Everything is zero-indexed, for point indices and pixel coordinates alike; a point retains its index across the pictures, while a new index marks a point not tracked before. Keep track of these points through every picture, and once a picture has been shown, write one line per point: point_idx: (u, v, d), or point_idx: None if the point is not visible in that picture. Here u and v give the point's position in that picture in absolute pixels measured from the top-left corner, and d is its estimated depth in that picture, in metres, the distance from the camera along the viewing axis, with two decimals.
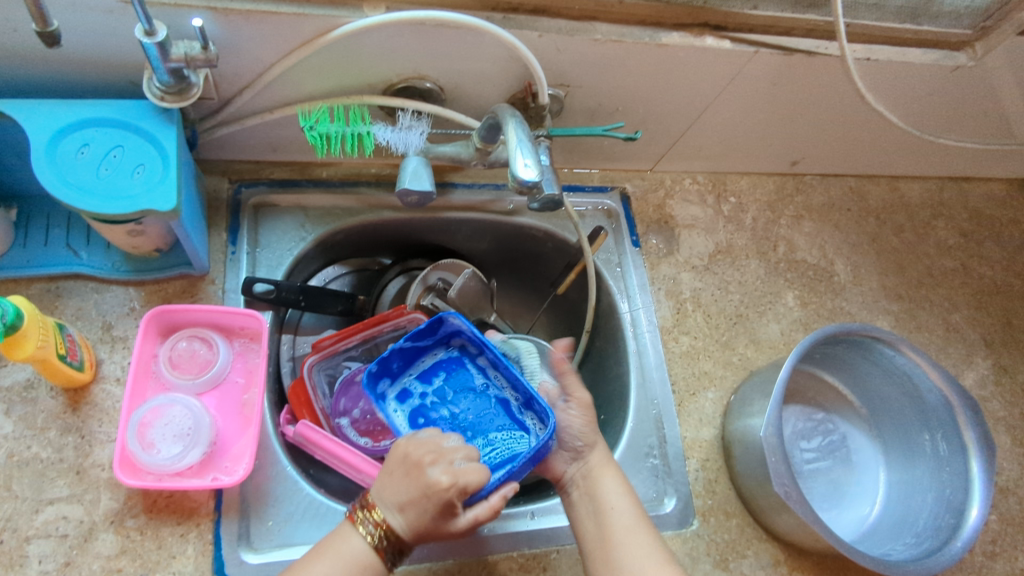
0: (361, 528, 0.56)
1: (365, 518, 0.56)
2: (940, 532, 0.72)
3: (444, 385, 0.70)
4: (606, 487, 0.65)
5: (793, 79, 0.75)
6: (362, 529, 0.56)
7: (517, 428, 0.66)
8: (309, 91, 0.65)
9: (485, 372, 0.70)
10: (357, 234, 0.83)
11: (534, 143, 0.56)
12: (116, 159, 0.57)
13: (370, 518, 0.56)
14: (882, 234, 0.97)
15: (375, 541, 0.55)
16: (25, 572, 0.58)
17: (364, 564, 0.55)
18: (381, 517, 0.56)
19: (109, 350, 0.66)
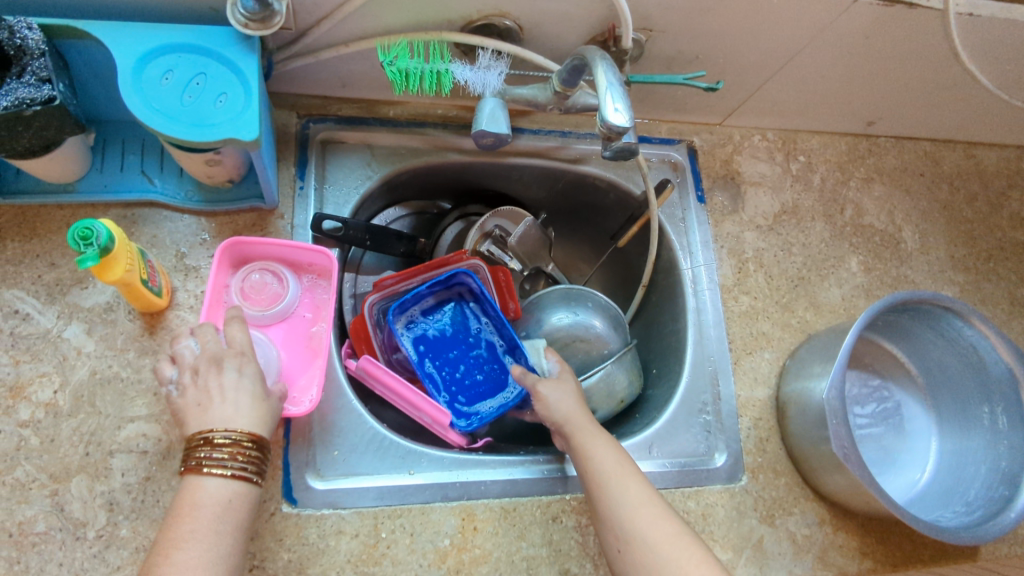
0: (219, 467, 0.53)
1: (208, 456, 0.54)
2: (992, 503, 0.71)
3: (444, 321, 0.80)
4: (585, 437, 0.62)
5: (886, 32, 0.71)
6: (219, 470, 0.53)
7: (499, 369, 0.79)
8: (387, 24, 0.64)
9: (480, 315, 0.81)
10: (420, 175, 0.82)
11: (624, 87, 0.54)
12: (199, 86, 0.56)
13: (214, 450, 0.54)
14: (955, 202, 0.93)
15: (233, 465, 0.54)
16: (109, 483, 0.61)
17: (225, 501, 0.53)
18: (224, 432, 0.55)
19: (183, 279, 0.68)
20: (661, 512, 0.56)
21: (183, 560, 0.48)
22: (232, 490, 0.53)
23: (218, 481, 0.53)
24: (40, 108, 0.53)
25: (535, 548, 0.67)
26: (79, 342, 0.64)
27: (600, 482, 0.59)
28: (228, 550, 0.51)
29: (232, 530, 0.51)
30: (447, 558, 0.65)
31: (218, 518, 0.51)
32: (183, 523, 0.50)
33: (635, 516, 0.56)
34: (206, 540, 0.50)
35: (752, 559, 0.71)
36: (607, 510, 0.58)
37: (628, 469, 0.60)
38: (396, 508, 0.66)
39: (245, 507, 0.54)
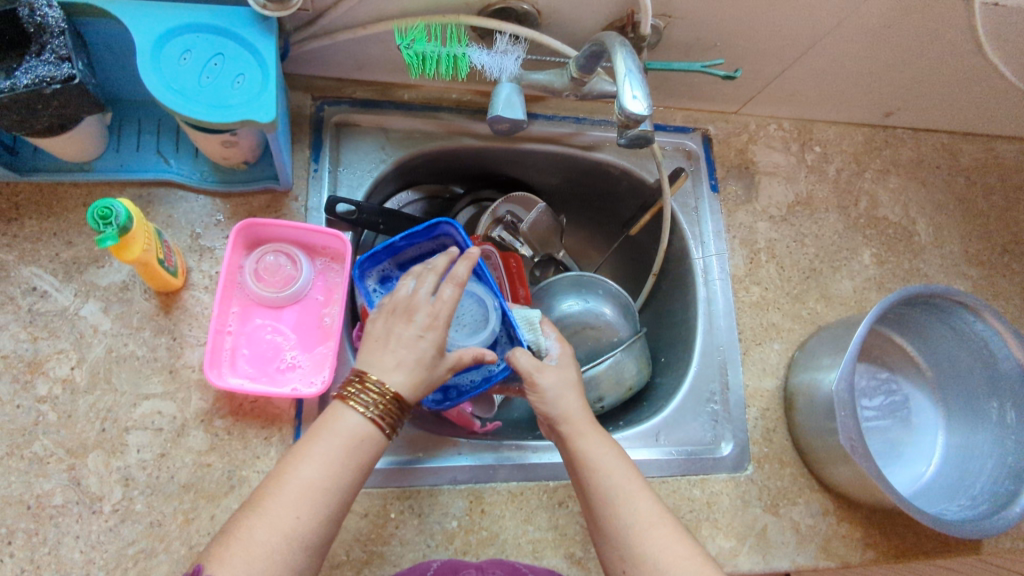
0: (359, 406, 0.50)
1: (358, 392, 0.51)
2: (997, 498, 0.71)
3: None
4: (586, 445, 0.59)
5: (910, 20, 0.70)
6: (360, 408, 0.50)
7: None
8: (404, 7, 0.63)
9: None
10: (433, 160, 0.82)
11: (642, 75, 0.54)
12: (216, 66, 0.56)
13: (363, 390, 0.51)
14: (971, 195, 0.93)
15: (376, 412, 0.51)
16: (125, 459, 0.62)
17: (359, 438, 0.50)
18: (376, 379, 0.51)
19: (198, 259, 0.68)
20: (671, 532, 0.54)
21: (302, 478, 0.47)
22: (365, 432, 0.50)
23: (357, 419, 0.50)
24: (59, 87, 0.54)
25: (542, 532, 0.68)
26: (95, 319, 0.65)
27: (604, 498, 0.56)
28: (341, 494, 0.48)
29: (354, 469, 0.49)
30: (454, 539, 0.66)
31: (345, 455, 0.49)
32: (316, 443, 0.49)
33: (644, 535, 0.54)
34: (322, 471, 0.48)
35: (756, 547, 0.72)
36: (612, 528, 0.55)
37: (635, 482, 0.57)
38: (405, 489, 0.67)
39: (374, 451, 0.51)
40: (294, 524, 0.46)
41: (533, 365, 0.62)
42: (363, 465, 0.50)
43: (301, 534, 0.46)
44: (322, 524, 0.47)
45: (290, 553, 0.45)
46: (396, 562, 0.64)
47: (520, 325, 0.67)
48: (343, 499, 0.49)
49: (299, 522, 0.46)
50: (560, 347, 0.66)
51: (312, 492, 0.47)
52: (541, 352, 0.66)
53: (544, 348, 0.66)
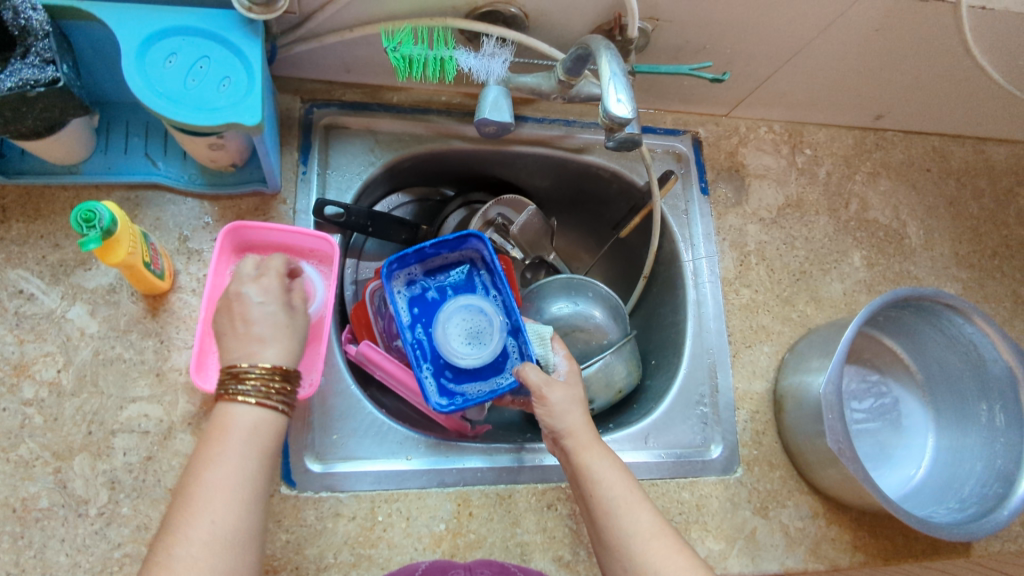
0: (249, 396, 0.51)
1: (240, 384, 0.52)
2: (986, 500, 0.71)
3: (449, 287, 0.75)
4: (592, 458, 0.59)
5: (897, 23, 0.70)
6: (248, 397, 0.51)
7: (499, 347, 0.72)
8: (391, 10, 0.63)
9: (489, 287, 0.74)
10: (423, 162, 0.82)
11: (627, 77, 0.54)
12: (202, 69, 0.56)
13: (243, 381, 0.52)
14: (961, 198, 0.93)
15: (264, 393, 0.52)
16: (111, 462, 0.61)
17: (255, 429, 0.51)
18: (251, 365, 0.52)
19: (186, 261, 0.68)
20: (673, 545, 0.54)
21: (208, 483, 0.47)
22: (262, 417, 0.51)
23: (249, 408, 0.51)
24: (44, 89, 0.54)
25: (530, 535, 0.68)
26: (82, 322, 0.65)
27: (608, 512, 0.56)
28: (256, 482, 0.49)
29: (256, 456, 0.50)
30: (442, 541, 0.66)
31: (244, 444, 0.50)
32: (212, 449, 0.49)
33: (646, 549, 0.54)
34: (230, 467, 0.48)
35: (744, 549, 0.72)
36: (616, 542, 0.55)
37: (636, 495, 0.57)
38: (393, 492, 0.67)
39: (272, 434, 0.52)
40: (213, 527, 0.45)
41: (542, 380, 0.62)
42: (266, 449, 0.51)
43: (226, 530, 0.46)
44: (244, 515, 0.47)
45: (217, 555, 0.45)
46: (384, 564, 0.64)
47: (531, 340, 0.68)
48: (258, 487, 0.49)
49: (218, 522, 0.46)
50: (567, 364, 0.67)
51: (223, 488, 0.47)
52: (549, 366, 0.67)
53: (552, 364, 0.67)
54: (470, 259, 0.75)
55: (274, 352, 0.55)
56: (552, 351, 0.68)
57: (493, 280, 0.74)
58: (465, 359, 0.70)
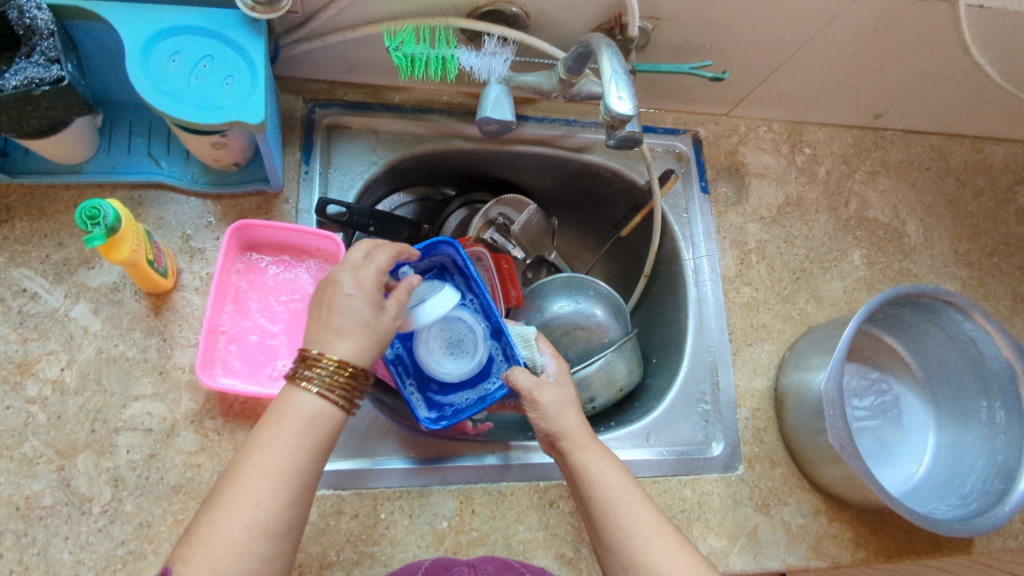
0: (315, 384, 0.49)
1: (315, 372, 0.49)
2: (987, 497, 0.71)
3: None
4: (589, 458, 0.59)
5: (896, 22, 0.71)
6: (319, 388, 0.49)
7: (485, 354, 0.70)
8: (394, 10, 0.64)
9: (465, 290, 0.70)
10: (424, 162, 0.83)
11: (628, 75, 0.54)
12: (205, 68, 0.57)
13: (316, 368, 0.50)
14: (960, 196, 0.93)
15: (334, 388, 0.49)
16: (114, 460, 0.62)
17: (314, 422, 0.49)
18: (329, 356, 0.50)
19: (188, 260, 0.68)
20: (675, 543, 0.55)
21: (258, 466, 0.46)
22: (326, 411, 0.49)
23: (315, 398, 0.49)
24: (49, 88, 0.54)
25: (532, 532, 0.68)
26: (86, 321, 0.65)
27: (607, 512, 0.56)
28: (302, 475, 0.47)
29: (309, 449, 0.48)
30: (444, 539, 0.66)
31: (300, 435, 0.48)
32: (267, 432, 0.48)
33: (648, 547, 0.54)
34: (282, 455, 0.47)
35: (746, 547, 0.72)
36: (618, 542, 0.55)
37: (636, 494, 0.57)
38: (396, 490, 0.67)
39: (332, 429, 0.50)
40: (255, 512, 0.44)
41: (533, 383, 0.62)
42: (321, 443, 0.49)
43: (264, 519, 0.45)
44: (285, 507, 0.46)
45: (254, 543, 0.44)
46: (387, 562, 0.65)
47: (516, 342, 0.67)
48: (304, 481, 0.47)
49: (259, 508, 0.45)
50: (556, 364, 0.66)
51: (270, 475, 0.46)
52: (537, 368, 0.66)
53: (540, 364, 0.67)
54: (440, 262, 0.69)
55: (346, 347, 0.51)
56: (540, 350, 0.68)
57: (468, 284, 0.69)
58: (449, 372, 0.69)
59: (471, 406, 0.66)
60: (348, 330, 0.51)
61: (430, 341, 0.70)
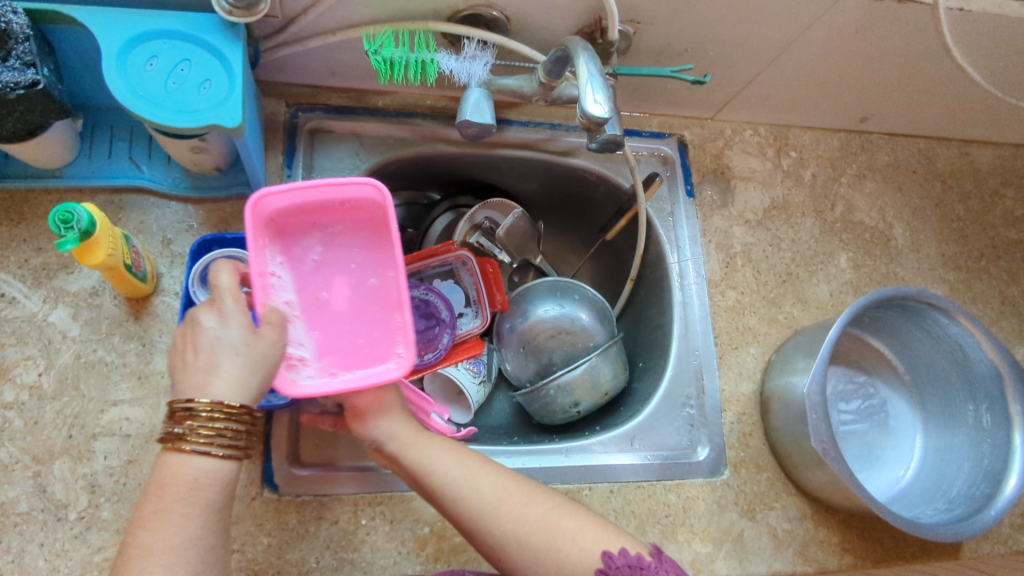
0: (192, 443, 0.43)
1: (193, 428, 0.43)
2: (973, 501, 0.71)
3: None
4: (426, 449, 0.55)
5: (876, 27, 0.71)
6: (212, 446, 0.43)
7: None
8: (374, 14, 0.64)
9: None
10: (409, 166, 0.82)
11: (605, 79, 0.54)
12: (183, 73, 0.57)
13: (184, 425, 0.43)
14: (947, 200, 0.93)
15: (211, 437, 0.43)
16: (91, 466, 0.61)
17: (207, 482, 0.43)
18: (189, 402, 0.44)
19: (169, 265, 0.68)
20: (537, 496, 0.53)
21: (146, 551, 0.40)
22: (219, 468, 0.44)
23: (205, 458, 0.44)
24: (23, 92, 0.54)
25: None
26: (64, 325, 0.64)
27: (462, 500, 0.52)
28: (206, 544, 0.42)
29: (201, 513, 0.42)
30: (426, 545, 0.66)
31: (185, 501, 0.42)
32: (149, 508, 0.41)
33: (515, 511, 0.52)
34: (178, 531, 0.41)
35: (732, 552, 0.72)
36: (485, 522, 0.51)
37: (482, 463, 0.54)
38: (377, 495, 0.67)
39: (223, 486, 0.44)
40: None
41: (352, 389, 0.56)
42: (214, 503, 0.43)
43: None
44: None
45: None
46: (366, 569, 0.64)
47: None
48: (207, 547, 0.42)
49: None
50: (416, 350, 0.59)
51: (162, 557, 0.40)
52: None
53: None
54: None
55: (223, 384, 0.44)
56: None
57: None
58: None
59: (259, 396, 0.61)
60: (219, 363, 0.44)
61: None
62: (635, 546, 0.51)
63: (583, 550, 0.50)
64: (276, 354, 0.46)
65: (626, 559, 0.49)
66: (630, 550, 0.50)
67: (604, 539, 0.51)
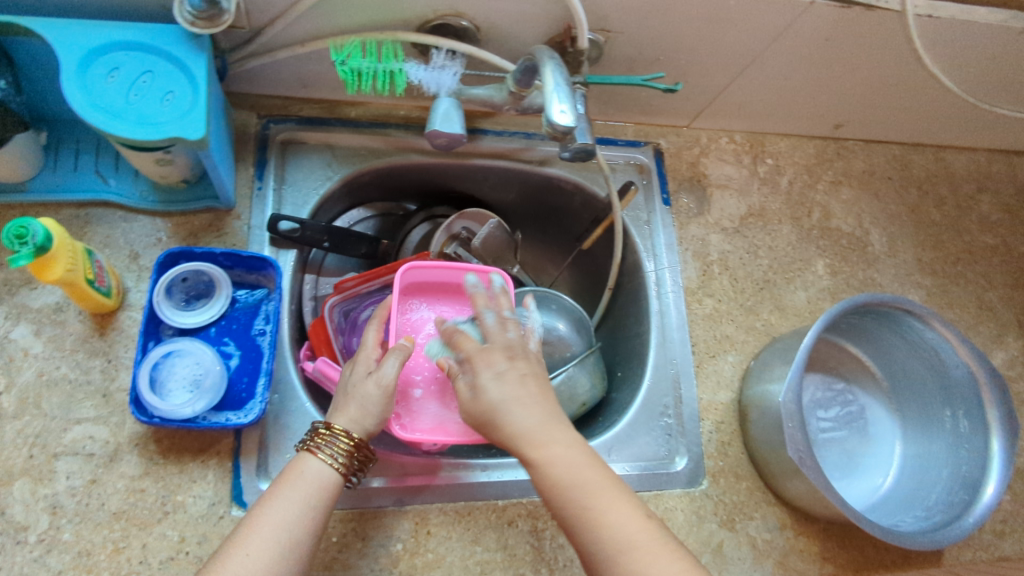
0: (319, 451, 0.56)
1: (321, 442, 0.57)
2: (952, 508, 0.70)
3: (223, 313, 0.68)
4: (561, 453, 0.52)
5: (846, 35, 0.71)
6: (326, 455, 0.56)
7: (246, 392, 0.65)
8: (342, 24, 0.63)
9: (265, 320, 0.69)
10: (384, 176, 0.82)
11: (571, 87, 0.54)
12: (145, 84, 0.56)
13: (318, 438, 0.57)
14: (923, 205, 0.94)
15: (330, 452, 0.56)
16: (53, 486, 0.60)
17: (319, 487, 0.55)
18: (325, 424, 0.58)
19: (136, 280, 0.67)
20: (674, 545, 0.50)
21: (258, 521, 0.51)
22: (327, 477, 0.56)
23: (321, 466, 0.56)
24: None
25: (489, 552, 0.67)
26: (26, 342, 0.63)
27: (588, 517, 0.50)
28: (300, 535, 0.52)
29: (303, 508, 0.53)
30: (399, 562, 0.65)
31: (295, 493, 0.54)
32: (276, 494, 0.54)
33: (646, 560, 0.48)
34: (283, 513, 0.52)
35: (711, 564, 0.71)
36: (607, 552, 0.49)
37: (622, 494, 0.51)
38: (349, 511, 0.66)
39: (327, 495, 0.55)
40: (243, 560, 0.49)
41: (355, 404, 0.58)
42: (317, 506, 0.54)
43: (253, 569, 0.49)
44: (275, 557, 0.50)
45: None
46: None
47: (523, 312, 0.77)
48: (298, 539, 0.52)
49: (251, 556, 0.49)
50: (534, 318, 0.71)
51: (265, 532, 0.51)
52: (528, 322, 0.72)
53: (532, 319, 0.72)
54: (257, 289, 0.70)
55: (343, 420, 0.58)
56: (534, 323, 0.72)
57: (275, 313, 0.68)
58: (186, 395, 0.61)
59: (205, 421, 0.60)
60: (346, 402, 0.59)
61: (183, 350, 0.63)
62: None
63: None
64: (374, 395, 0.59)
65: None
66: None
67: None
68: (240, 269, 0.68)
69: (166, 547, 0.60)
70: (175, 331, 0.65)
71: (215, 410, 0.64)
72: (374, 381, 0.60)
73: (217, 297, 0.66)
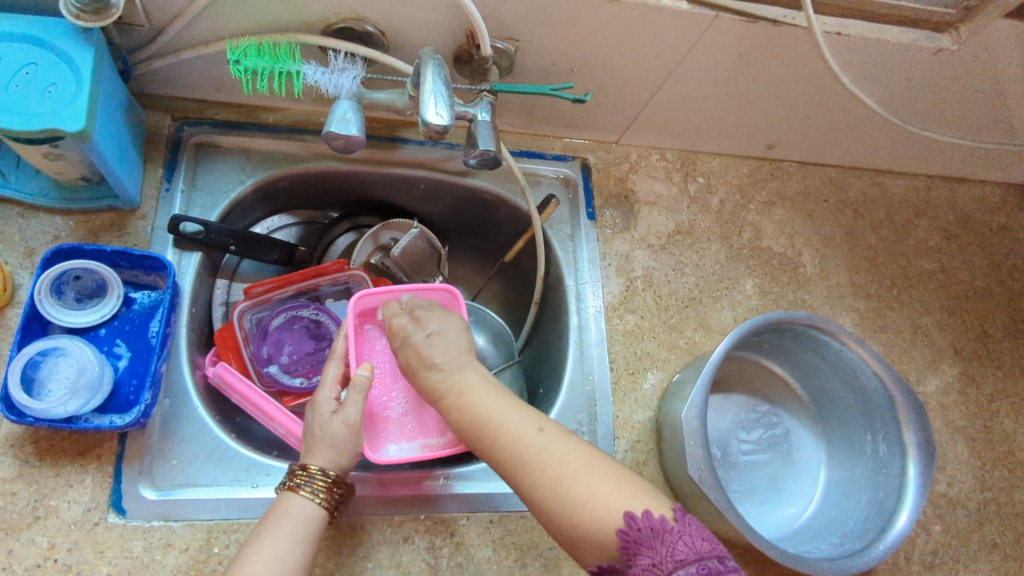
0: (303, 491, 0.56)
1: (307, 481, 0.56)
2: (866, 535, 0.67)
3: (122, 317, 0.67)
4: (468, 386, 0.57)
5: (759, 52, 0.71)
6: (308, 492, 0.56)
7: (131, 395, 0.63)
8: (244, 25, 0.63)
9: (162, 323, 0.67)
10: (303, 184, 0.81)
11: (451, 94, 0.54)
12: (27, 76, 0.55)
13: (305, 479, 0.57)
14: (858, 228, 0.93)
15: (320, 491, 0.56)
16: None
17: (310, 521, 0.55)
18: (317, 465, 0.57)
19: (29, 276, 0.66)
20: (569, 447, 0.53)
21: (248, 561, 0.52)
22: (313, 513, 0.56)
23: (304, 502, 0.56)
24: None
25: (381, 570, 0.64)
26: None
27: (489, 437, 0.53)
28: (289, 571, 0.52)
29: (296, 547, 0.54)
30: None
31: (287, 531, 0.54)
32: (268, 532, 0.54)
33: (541, 460, 0.52)
34: (271, 549, 0.53)
35: None
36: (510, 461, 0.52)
37: (520, 410, 0.55)
38: (233, 522, 0.63)
39: (312, 528, 0.55)
40: None
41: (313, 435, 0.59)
42: (306, 541, 0.54)
43: None
44: None
45: None
46: None
47: None
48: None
49: None
50: None
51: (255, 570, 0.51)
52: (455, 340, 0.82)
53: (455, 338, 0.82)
54: (157, 292, 0.69)
55: None
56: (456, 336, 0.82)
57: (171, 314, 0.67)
58: (58, 391, 0.59)
59: (73, 421, 0.58)
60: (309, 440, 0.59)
61: (62, 350, 0.61)
62: (661, 510, 0.49)
63: (603, 515, 0.49)
64: (341, 435, 0.59)
65: (649, 521, 0.47)
66: (653, 513, 0.48)
67: (630, 506, 0.49)
68: (137, 269, 0.67)
69: (33, 553, 0.58)
70: (64, 330, 0.64)
71: (100, 411, 0.62)
72: (340, 422, 0.59)
73: (112, 296, 0.65)
